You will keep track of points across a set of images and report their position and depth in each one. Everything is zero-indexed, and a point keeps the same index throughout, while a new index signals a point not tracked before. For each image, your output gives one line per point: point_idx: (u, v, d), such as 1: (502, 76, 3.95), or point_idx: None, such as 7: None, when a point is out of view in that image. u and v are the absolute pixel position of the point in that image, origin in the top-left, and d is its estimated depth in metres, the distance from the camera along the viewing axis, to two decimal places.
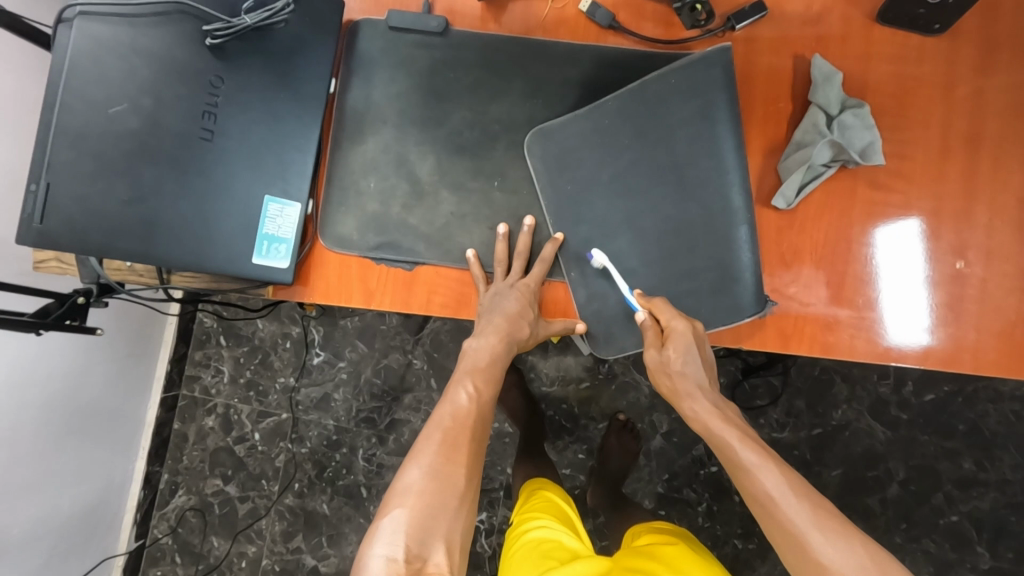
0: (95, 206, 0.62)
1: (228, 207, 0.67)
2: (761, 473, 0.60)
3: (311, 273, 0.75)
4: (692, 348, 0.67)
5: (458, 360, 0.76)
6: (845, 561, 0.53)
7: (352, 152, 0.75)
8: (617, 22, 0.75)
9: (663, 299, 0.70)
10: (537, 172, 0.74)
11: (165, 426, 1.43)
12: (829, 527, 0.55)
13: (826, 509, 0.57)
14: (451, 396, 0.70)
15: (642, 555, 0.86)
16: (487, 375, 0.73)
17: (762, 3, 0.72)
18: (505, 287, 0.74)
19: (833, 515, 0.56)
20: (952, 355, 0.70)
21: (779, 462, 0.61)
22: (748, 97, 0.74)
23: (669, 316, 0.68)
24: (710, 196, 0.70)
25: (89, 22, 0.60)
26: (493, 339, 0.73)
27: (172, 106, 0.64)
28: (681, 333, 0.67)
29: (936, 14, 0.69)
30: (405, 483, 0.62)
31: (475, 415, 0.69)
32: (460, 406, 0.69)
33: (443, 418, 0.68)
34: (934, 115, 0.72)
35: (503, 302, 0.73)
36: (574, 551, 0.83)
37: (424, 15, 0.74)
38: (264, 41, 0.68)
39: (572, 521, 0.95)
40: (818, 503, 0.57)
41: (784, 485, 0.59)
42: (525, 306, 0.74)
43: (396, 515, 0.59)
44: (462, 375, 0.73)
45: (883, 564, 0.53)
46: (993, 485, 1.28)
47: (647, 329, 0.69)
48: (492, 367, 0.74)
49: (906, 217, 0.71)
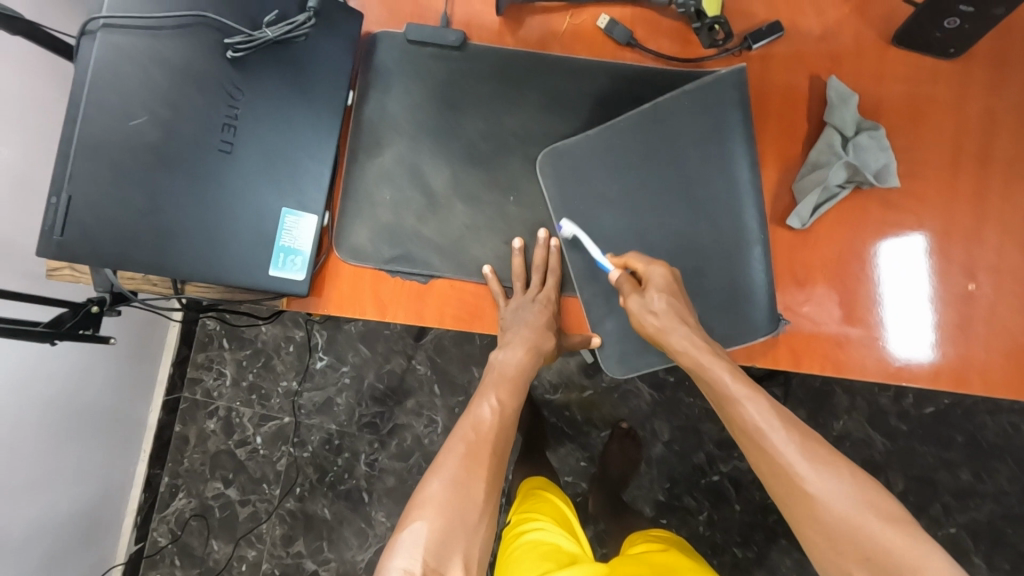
0: (113, 219, 0.60)
1: (244, 219, 0.66)
2: (748, 407, 0.62)
3: (324, 284, 0.75)
4: (670, 292, 0.66)
5: (486, 371, 0.78)
6: (831, 490, 0.56)
7: (368, 164, 0.75)
8: (634, 39, 0.75)
9: (635, 252, 0.70)
10: (548, 190, 0.73)
11: (166, 428, 1.43)
12: (818, 460, 0.58)
13: (815, 443, 0.60)
14: (475, 410, 0.71)
15: (639, 562, 0.86)
16: (511, 388, 0.74)
17: (779, 23, 0.73)
18: (525, 301, 0.74)
19: (821, 449, 0.59)
20: (962, 375, 0.70)
21: (768, 399, 0.63)
22: (763, 115, 0.74)
23: (646, 264, 0.68)
24: (724, 215, 0.70)
25: (113, 34, 0.59)
26: (520, 351, 0.74)
27: (190, 115, 0.63)
28: (659, 283, 0.66)
29: (952, 38, 0.70)
30: (426, 494, 0.62)
31: (498, 427, 0.69)
32: (482, 419, 0.70)
33: (465, 430, 0.69)
34: (947, 137, 0.72)
35: (526, 315, 0.73)
36: (573, 555, 0.83)
37: (442, 29, 0.74)
38: (283, 53, 0.67)
39: (570, 523, 0.97)
40: (808, 439, 0.60)
41: (770, 422, 0.61)
42: (546, 320, 0.74)
43: (417, 529, 0.60)
44: (487, 388, 0.74)
45: (870, 491, 0.56)
46: (990, 496, 1.29)
47: (622, 283, 0.68)
48: (519, 378, 0.75)
49: (909, 233, 0.72)
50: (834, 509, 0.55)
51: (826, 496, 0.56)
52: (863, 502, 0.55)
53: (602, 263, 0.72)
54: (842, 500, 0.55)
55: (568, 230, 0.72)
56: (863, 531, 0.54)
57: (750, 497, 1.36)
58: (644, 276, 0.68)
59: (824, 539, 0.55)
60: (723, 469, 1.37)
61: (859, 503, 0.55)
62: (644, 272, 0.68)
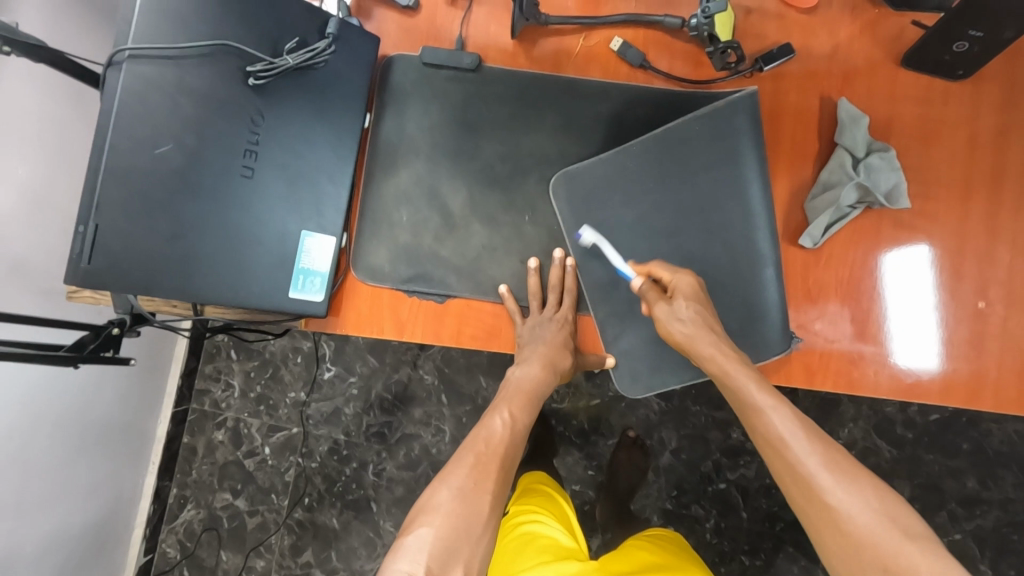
0: (139, 246, 0.61)
1: (265, 243, 0.67)
2: (772, 416, 0.63)
3: (342, 303, 0.75)
4: (697, 300, 0.67)
5: (502, 386, 0.79)
6: (855, 506, 0.57)
7: (385, 185, 0.75)
8: (647, 61, 0.76)
9: (659, 260, 0.71)
10: (562, 214, 0.74)
11: (175, 440, 1.43)
12: (843, 475, 0.59)
13: (837, 456, 0.61)
14: (487, 422, 0.73)
15: (627, 560, 0.91)
16: (524, 402, 0.76)
17: (790, 45, 0.74)
18: (542, 319, 0.75)
19: (844, 463, 0.60)
20: (974, 392, 0.71)
21: (792, 408, 0.64)
22: (775, 135, 0.75)
23: (670, 274, 0.69)
24: (737, 235, 0.71)
25: (139, 64, 0.60)
26: (536, 367, 0.76)
27: (214, 141, 0.64)
28: (684, 290, 0.67)
29: (962, 60, 0.71)
30: (436, 501, 0.63)
31: (508, 443, 0.71)
32: (494, 433, 0.71)
33: (474, 443, 0.70)
34: (958, 157, 0.73)
35: (544, 333, 0.75)
36: (569, 559, 0.87)
37: (458, 52, 0.75)
38: (304, 78, 0.68)
39: (566, 517, 0.98)
40: (832, 452, 0.61)
41: (794, 432, 0.62)
42: (563, 337, 0.76)
43: (423, 533, 0.60)
44: (500, 401, 0.76)
45: (892, 506, 0.57)
46: (996, 504, 1.30)
47: (648, 290, 0.69)
48: (533, 395, 0.77)
49: (914, 243, 0.73)
50: (856, 522, 0.56)
51: (850, 512, 0.57)
52: (886, 517, 0.56)
53: (624, 271, 0.72)
54: (865, 515, 0.57)
55: (589, 238, 0.73)
56: (884, 544, 0.55)
57: (758, 505, 1.37)
58: (669, 285, 0.69)
59: (844, 550, 0.56)
60: (731, 477, 1.37)
61: (882, 518, 0.56)
62: (669, 281, 0.69)
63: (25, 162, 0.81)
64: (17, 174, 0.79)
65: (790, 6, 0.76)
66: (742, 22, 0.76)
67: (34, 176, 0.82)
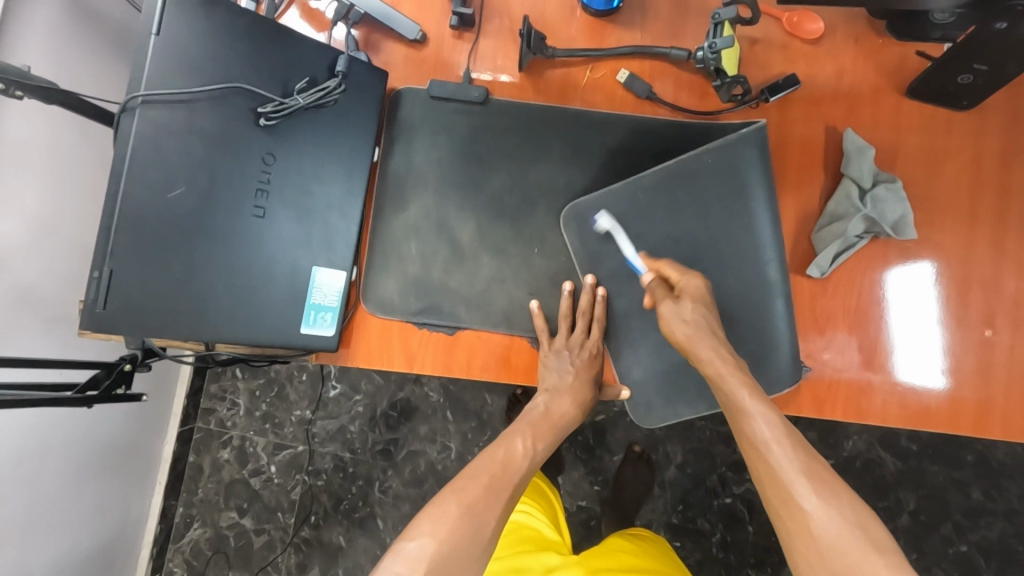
0: (154, 290, 0.61)
1: (276, 280, 0.67)
2: (758, 419, 0.63)
3: (353, 336, 0.75)
4: (703, 304, 0.68)
5: (525, 413, 0.80)
6: (827, 513, 0.58)
7: (394, 218, 0.76)
8: (654, 92, 0.77)
9: (670, 259, 0.72)
10: (573, 245, 0.75)
11: (181, 459, 1.43)
12: (818, 482, 0.60)
13: (817, 464, 0.61)
14: (508, 442, 0.74)
15: (605, 554, 0.95)
16: (550, 432, 0.78)
17: (795, 76, 0.74)
18: (569, 346, 0.75)
19: (821, 472, 0.61)
20: (982, 419, 0.71)
21: (778, 413, 0.64)
22: (781, 165, 0.76)
23: (679, 274, 0.70)
24: (745, 266, 0.72)
25: (152, 110, 0.60)
26: (567, 399, 0.78)
27: (226, 183, 0.64)
28: (691, 292, 0.69)
29: (965, 91, 0.72)
30: (441, 509, 0.63)
31: (525, 468, 0.72)
32: (514, 453, 0.73)
33: (489, 462, 0.70)
34: (963, 187, 0.74)
35: (568, 363, 0.76)
36: (551, 553, 0.91)
37: (466, 85, 0.76)
38: (313, 116, 0.69)
39: (554, 512, 1.01)
40: (812, 460, 0.61)
41: (777, 437, 0.62)
42: (586, 365, 0.78)
43: (424, 542, 0.60)
44: (523, 427, 0.77)
45: (863, 517, 0.58)
46: (1001, 514, 1.31)
47: (653, 288, 0.72)
48: (559, 424, 0.78)
49: (918, 260, 0.74)
50: (825, 529, 0.57)
51: (821, 518, 0.58)
52: (856, 528, 0.57)
53: (633, 264, 0.74)
54: (834, 523, 0.57)
55: (605, 223, 0.73)
56: (852, 554, 0.56)
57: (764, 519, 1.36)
58: (676, 284, 0.70)
59: (813, 556, 0.57)
60: (736, 491, 1.37)
61: (851, 528, 0.57)
62: (678, 280, 0.70)
63: (34, 194, 0.81)
64: (25, 204, 0.79)
65: (795, 36, 0.76)
66: (748, 52, 0.76)
67: (42, 207, 0.83)
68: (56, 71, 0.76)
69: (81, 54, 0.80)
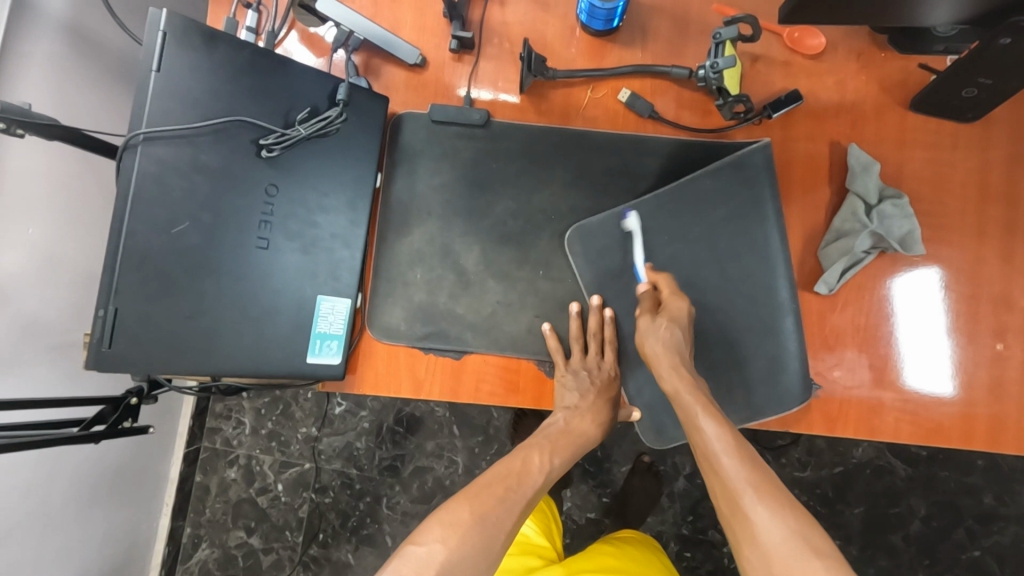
0: (160, 326, 0.61)
1: (283, 312, 0.67)
2: (711, 434, 0.63)
3: (359, 363, 0.75)
4: (679, 324, 0.68)
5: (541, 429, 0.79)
6: (771, 526, 0.57)
7: (399, 244, 0.75)
8: (656, 112, 0.76)
9: (667, 275, 0.72)
10: (579, 267, 0.74)
11: (188, 479, 1.42)
12: (767, 494, 0.59)
13: (767, 477, 0.60)
14: (525, 454, 0.73)
15: (587, 554, 0.94)
16: (567, 451, 0.76)
17: (797, 92, 0.74)
18: (586, 366, 0.75)
19: (772, 486, 0.60)
20: (996, 435, 0.71)
21: (733, 427, 0.64)
22: (785, 182, 0.75)
23: (667, 292, 0.70)
24: (755, 287, 0.71)
25: (154, 146, 0.60)
26: (586, 418, 0.76)
27: (230, 217, 0.64)
28: (671, 312, 0.68)
29: (970, 105, 0.71)
30: (452, 515, 0.62)
31: (539, 489, 0.70)
32: (528, 469, 0.71)
33: (504, 473, 0.69)
34: (970, 202, 0.73)
35: (583, 381, 0.75)
36: (534, 555, 0.92)
37: (467, 109, 0.75)
38: (315, 146, 0.69)
39: (547, 515, 1.01)
40: (761, 471, 0.61)
41: (728, 449, 0.62)
42: (599, 387, 0.77)
43: (434, 548, 0.59)
44: (541, 441, 0.75)
45: (808, 528, 0.57)
46: (1014, 519, 1.29)
47: (643, 300, 0.73)
48: (573, 443, 0.76)
49: (924, 267, 0.73)
50: (769, 538, 0.56)
51: (765, 530, 0.56)
52: (802, 539, 0.56)
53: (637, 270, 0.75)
54: (775, 534, 0.56)
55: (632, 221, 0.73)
56: (794, 563, 0.54)
57: None
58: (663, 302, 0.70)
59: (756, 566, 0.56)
60: None
61: (794, 540, 0.56)
62: (665, 299, 0.70)
63: (34, 223, 0.80)
64: (28, 234, 0.79)
65: (796, 52, 0.76)
66: (750, 70, 0.76)
67: (44, 236, 0.82)
68: (54, 101, 0.75)
69: (77, 86, 0.79)
